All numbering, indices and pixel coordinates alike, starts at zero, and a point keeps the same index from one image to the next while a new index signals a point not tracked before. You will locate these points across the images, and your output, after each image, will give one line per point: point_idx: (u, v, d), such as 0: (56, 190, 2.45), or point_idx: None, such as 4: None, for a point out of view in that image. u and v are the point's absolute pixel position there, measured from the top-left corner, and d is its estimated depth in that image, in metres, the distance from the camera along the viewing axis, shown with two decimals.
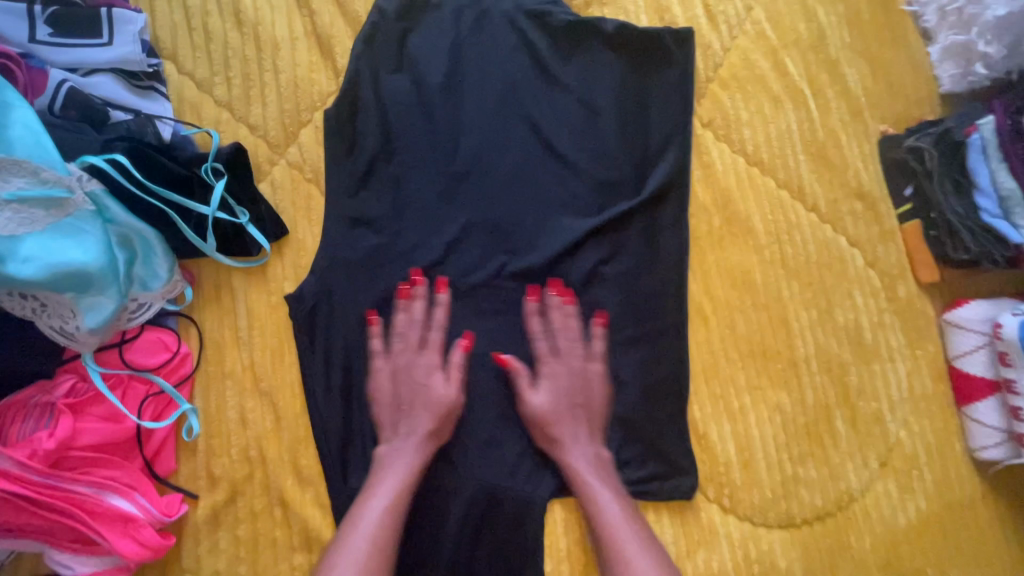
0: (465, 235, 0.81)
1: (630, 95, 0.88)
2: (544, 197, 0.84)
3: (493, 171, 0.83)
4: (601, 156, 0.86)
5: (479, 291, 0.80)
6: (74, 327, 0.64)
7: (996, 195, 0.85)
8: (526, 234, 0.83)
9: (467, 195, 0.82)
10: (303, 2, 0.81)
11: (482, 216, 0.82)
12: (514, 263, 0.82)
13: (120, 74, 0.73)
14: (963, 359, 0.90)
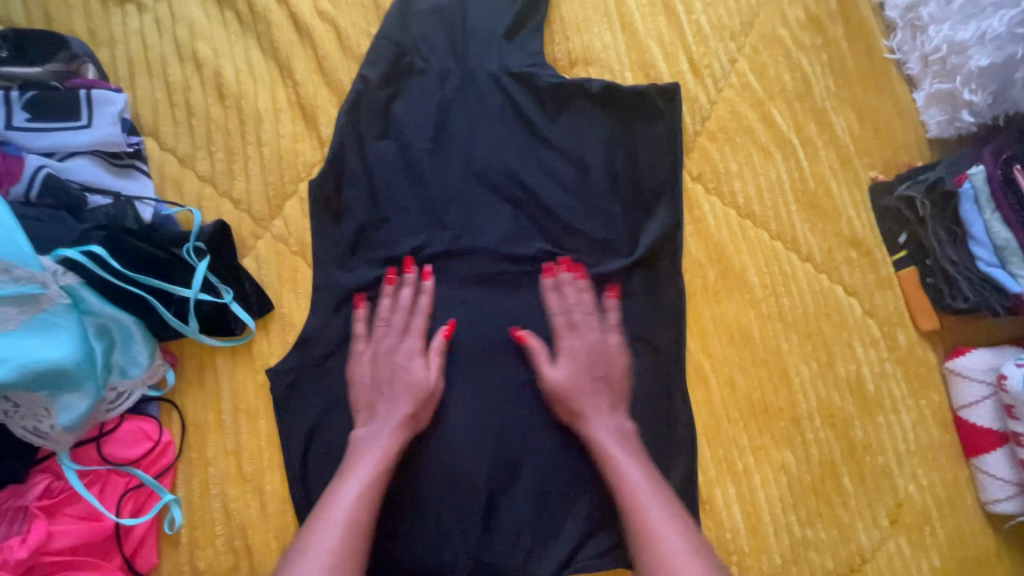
0: (452, 304, 0.79)
1: (619, 154, 0.86)
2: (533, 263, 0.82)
3: (483, 237, 0.81)
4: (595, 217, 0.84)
5: (466, 363, 0.78)
6: (48, 426, 0.61)
7: (992, 245, 0.83)
8: (520, 303, 0.80)
9: (458, 264, 0.80)
10: (286, 73, 0.81)
11: (470, 285, 0.80)
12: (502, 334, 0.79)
13: (99, 156, 0.71)
14: (969, 409, 0.88)
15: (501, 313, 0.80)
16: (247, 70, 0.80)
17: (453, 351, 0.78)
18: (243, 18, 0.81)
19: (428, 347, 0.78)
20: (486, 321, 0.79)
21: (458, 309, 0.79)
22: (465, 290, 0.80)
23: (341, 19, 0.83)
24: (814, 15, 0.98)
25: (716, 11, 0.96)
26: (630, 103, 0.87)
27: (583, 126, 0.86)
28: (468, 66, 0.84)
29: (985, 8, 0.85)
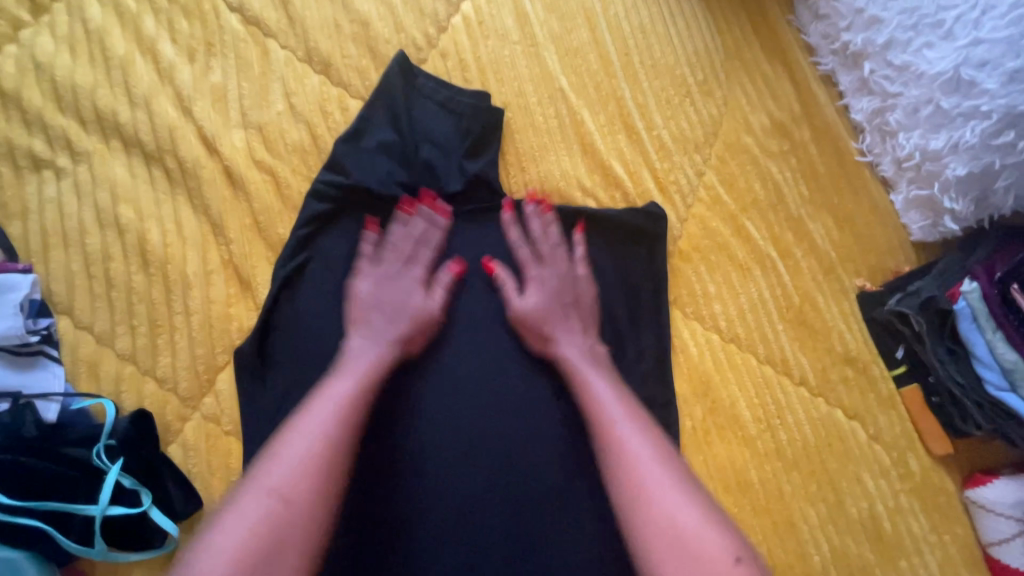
0: (406, 458, 0.70)
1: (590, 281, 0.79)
2: (500, 402, 0.72)
3: (469, 396, 0.72)
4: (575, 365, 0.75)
5: (418, 514, 0.69)
6: None
7: (999, 367, 0.76)
8: (511, 480, 0.70)
9: (438, 436, 0.71)
10: (218, 230, 0.74)
11: (427, 434, 0.71)
12: (462, 483, 0.70)
13: (1, 351, 0.64)
14: (1000, 547, 0.78)
15: (488, 490, 0.70)
16: (174, 231, 0.73)
17: (434, 540, 0.68)
18: (171, 174, 0.75)
19: (411, 524, 0.68)
20: (473, 501, 0.69)
21: (442, 489, 0.69)
22: (448, 465, 0.70)
23: (279, 167, 0.78)
24: (778, 121, 0.95)
25: (678, 124, 0.92)
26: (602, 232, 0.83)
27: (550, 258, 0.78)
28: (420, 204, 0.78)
29: (954, 118, 0.79)
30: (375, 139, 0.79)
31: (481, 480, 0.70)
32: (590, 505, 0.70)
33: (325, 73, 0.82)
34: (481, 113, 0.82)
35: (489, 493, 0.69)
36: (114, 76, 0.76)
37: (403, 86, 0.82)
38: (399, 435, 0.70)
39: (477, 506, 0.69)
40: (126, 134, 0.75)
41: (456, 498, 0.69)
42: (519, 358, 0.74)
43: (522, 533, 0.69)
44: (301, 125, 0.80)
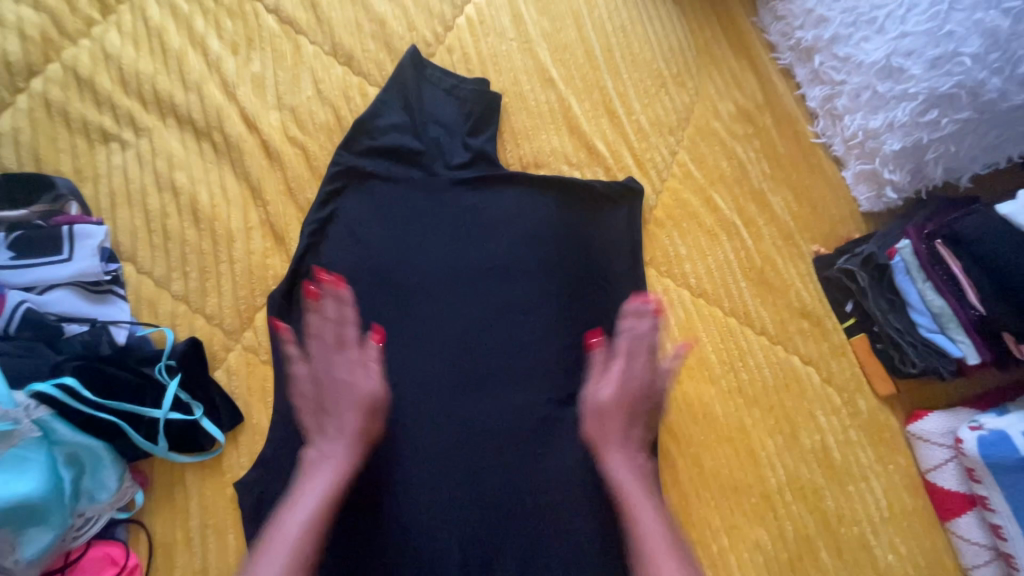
0: (412, 389, 0.84)
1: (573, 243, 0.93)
2: (493, 345, 0.87)
3: (467, 339, 0.87)
4: (558, 319, 0.90)
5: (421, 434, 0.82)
6: (12, 561, 0.61)
7: (929, 312, 0.88)
8: (506, 413, 0.84)
9: (439, 372, 0.85)
10: (257, 194, 0.87)
11: (430, 370, 0.85)
12: (459, 410, 0.84)
13: (76, 286, 0.76)
14: (935, 472, 0.89)
15: (487, 419, 0.84)
16: (221, 194, 0.86)
17: (440, 457, 0.81)
18: (218, 147, 0.89)
19: (414, 444, 0.82)
20: (473, 428, 0.83)
21: (447, 417, 0.83)
22: (453, 398, 0.84)
23: (309, 143, 0.91)
24: (743, 108, 1.08)
25: (654, 110, 1.05)
26: (588, 203, 0.96)
27: (542, 227, 0.93)
28: (433, 176, 0.91)
29: (889, 100, 0.91)
30: (390, 119, 0.92)
31: (475, 408, 0.84)
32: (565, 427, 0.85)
33: (347, 65, 0.96)
34: (481, 97, 0.95)
35: (487, 422, 0.83)
36: (171, 66, 0.90)
37: (413, 74, 0.95)
38: (408, 369, 0.84)
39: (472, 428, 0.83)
40: (180, 114, 0.89)
41: (454, 421, 0.83)
42: (510, 309, 0.89)
43: (509, 459, 0.83)
44: (328, 108, 0.93)
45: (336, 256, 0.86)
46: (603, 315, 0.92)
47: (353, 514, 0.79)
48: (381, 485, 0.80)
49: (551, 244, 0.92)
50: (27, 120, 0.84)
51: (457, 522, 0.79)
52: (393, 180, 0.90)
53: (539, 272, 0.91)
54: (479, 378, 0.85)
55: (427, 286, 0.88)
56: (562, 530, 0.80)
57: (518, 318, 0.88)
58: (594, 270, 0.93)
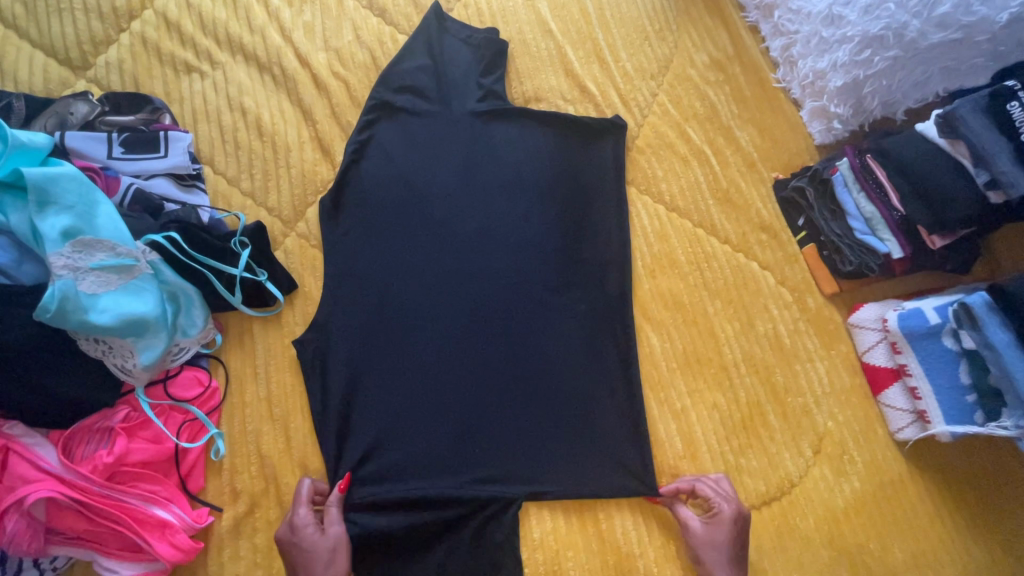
0: (432, 279, 0.99)
1: (569, 167, 1.08)
2: (501, 249, 1.02)
3: (480, 243, 1.02)
4: (555, 225, 1.05)
5: (437, 311, 0.97)
6: (132, 364, 0.81)
7: (863, 218, 1.05)
8: (510, 300, 1.00)
9: (454, 268, 1.00)
10: (309, 116, 1.08)
11: (449, 267, 1.00)
12: (472, 297, 0.99)
13: (171, 177, 0.96)
14: (869, 353, 1.05)
15: (495, 305, 0.99)
16: (280, 115, 1.07)
17: (455, 333, 0.97)
18: (277, 79, 1.09)
19: (433, 323, 0.97)
20: (483, 312, 0.98)
21: (461, 302, 0.98)
22: (466, 288, 0.99)
23: (349, 77, 1.11)
24: (716, 58, 1.26)
25: (638, 59, 1.24)
26: (582, 134, 1.10)
27: (543, 153, 1.08)
28: (452, 108, 1.07)
29: (832, 44, 1.09)
30: (413, 62, 1.08)
31: (484, 295, 0.99)
32: (559, 313, 1.00)
33: (381, 16, 1.15)
34: (492, 44, 1.11)
35: (494, 308, 0.99)
36: (240, 14, 1.11)
37: (436, 27, 1.11)
38: (429, 263, 0.99)
39: (481, 311, 0.98)
40: (247, 52, 1.09)
41: (467, 305, 0.98)
42: (515, 220, 1.04)
43: (514, 342, 0.98)
44: (365, 50, 1.13)
45: (372, 172, 1.03)
46: (594, 222, 1.06)
47: (379, 370, 0.93)
48: (403, 348, 0.95)
49: (552, 167, 1.07)
50: (129, 54, 1.05)
51: (468, 384, 0.95)
52: (418, 111, 1.06)
53: (540, 190, 1.06)
54: (489, 274, 1.00)
55: (445, 196, 1.03)
56: (555, 392, 0.96)
57: (522, 226, 1.04)
58: (586, 187, 1.08)
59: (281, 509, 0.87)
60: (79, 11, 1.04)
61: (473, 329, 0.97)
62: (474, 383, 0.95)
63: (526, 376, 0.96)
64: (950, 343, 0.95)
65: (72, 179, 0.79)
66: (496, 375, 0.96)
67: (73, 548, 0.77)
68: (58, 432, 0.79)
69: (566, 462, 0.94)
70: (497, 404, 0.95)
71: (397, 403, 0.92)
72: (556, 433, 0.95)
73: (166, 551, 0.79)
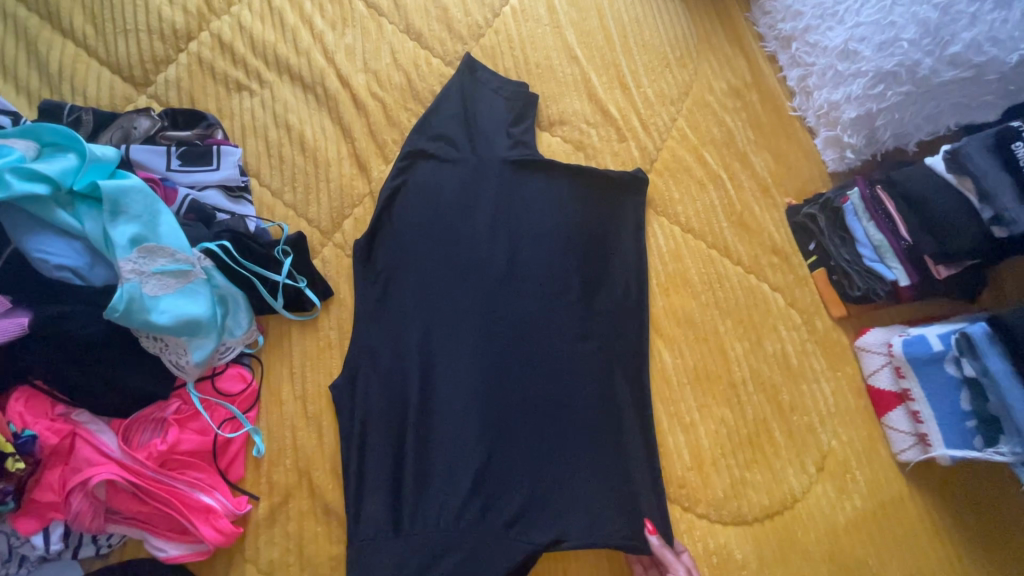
0: (458, 319, 1.03)
1: (592, 216, 1.13)
2: (524, 295, 1.07)
3: (505, 291, 1.07)
4: (574, 269, 1.10)
5: (462, 347, 1.02)
6: (185, 360, 0.88)
7: (872, 245, 1.09)
8: (530, 343, 1.04)
9: (480, 314, 1.04)
10: (347, 134, 1.15)
11: (474, 310, 1.04)
12: (495, 340, 1.03)
13: (222, 189, 1.04)
14: (874, 376, 1.10)
15: (517, 346, 1.04)
16: (321, 132, 1.15)
17: (477, 373, 1.01)
18: (319, 98, 1.17)
19: (458, 364, 1.01)
20: (503, 353, 1.03)
21: (482, 343, 1.03)
22: (488, 329, 1.04)
23: (386, 98, 1.18)
24: (734, 85, 1.31)
25: (659, 84, 1.29)
26: (603, 188, 1.15)
27: (566, 203, 1.13)
28: (482, 157, 1.13)
29: (847, 78, 1.14)
30: (447, 111, 1.15)
31: (506, 337, 1.04)
32: (579, 353, 1.04)
33: (417, 40, 1.23)
34: (522, 96, 1.18)
35: (515, 348, 1.04)
36: (287, 36, 1.19)
37: (470, 78, 1.18)
38: (456, 306, 1.04)
39: (503, 354, 1.03)
40: (294, 72, 1.17)
41: (491, 347, 1.02)
42: (538, 270, 1.09)
43: (535, 387, 1.02)
44: (402, 72, 1.20)
45: (405, 215, 1.09)
46: (613, 246, 1.13)
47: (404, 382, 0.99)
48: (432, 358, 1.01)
49: (576, 216, 1.13)
50: (186, 72, 1.14)
51: (488, 427, 0.98)
52: (451, 159, 1.13)
53: (564, 238, 1.11)
54: (513, 320, 1.05)
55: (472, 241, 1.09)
56: (572, 432, 1.00)
57: (543, 272, 1.09)
58: (605, 237, 1.13)
59: (313, 500, 0.93)
60: (142, 32, 1.13)
61: (496, 368, 1.01)
62: (495, 422, 0.98)
63: (546, 420, 1.00)
64: (952, 370, 0.98)
65: (139, 192, 0.88)
66: (518, 416, 1.00)
67: (127, 527, 0.84)
68: (119, 420, 0.86)
69: (581, 516, 0.96)
70: (516, 449, 0.98)
71: (423, 422, 0.97)
72: (572, 476, 0.98)
73: (210, 534, 0.85)
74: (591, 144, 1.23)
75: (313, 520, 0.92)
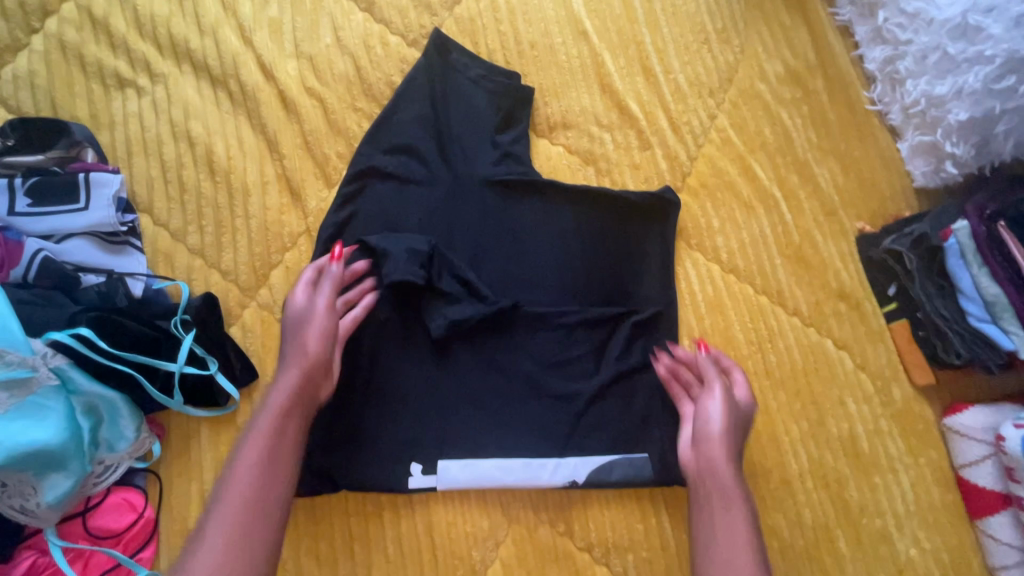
0: (425, 407, 0.78)
1: (607, 254, 0.85)
2: (513, 369, 0.80)
3: (490, 364, 0.80)
4: (580, 333, 0.82)
5: (427, 445, 0.77)
6: (34, 503, 0.62)
7: (982, 300, 0.81)
8: (519, 434, 0.79)
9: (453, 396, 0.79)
10: (274, 147, 0.85)
11: (445, 394, 0.79)
12: (473, 433, 0.78)
13: (94, 236, 0.75)
14: (969, 468, 0.84)
15: (505, 440, 0.78)
16: (237, 146, 0.84)
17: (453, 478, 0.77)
18: (234, 96, 0.85)
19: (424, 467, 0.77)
20: (487, 449, 0.78)
21: (458, 436, 0.78)
22: (467, 416, 0.79)
23: (326, 94, 0.87)
24: (793, 68, 0.99)
25: (695, 69, 0.97)
26: (618, 219, 0.86)
27: (570, 240, 0.85)
28: (459, 176, 0.84)
29: (960, 63, 0.83)
30: (410, 114, 0.85)
31: (486, 427, 0.79)
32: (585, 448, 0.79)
33: (369, 11, 0.90)
34: (511, 92, 0.87)
35: (502, 444, 0.78)
36: (187, 8, 0.86)
37: (440, 65, 0.87)
38: (421, 389, 0.79)
39: (485, 452, 0.78)
40: (196, 60, 0.85)
41: (467, 442, 0.78)
42: (532, 334, 0.81)
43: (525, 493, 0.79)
44: (347, 57, 0.88)
45: (352, 261, 0.80)
46: (635, 298, 0.85)
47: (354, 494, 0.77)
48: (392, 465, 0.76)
49: (585, 257, 0.84)
50: (44, 63, 0.82)
51: (462, 547, 0.77)
52: (416, 179, 0.83)
53: (567, 289, 0.83)
54: (500, 405, 0.79)
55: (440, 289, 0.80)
56: (567, 549, 0.78)
57: (537, 335, 0.81)
58: (620, 284, 0.85)
59: None
60: None
61: (473, 473, 0.77)
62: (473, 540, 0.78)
63: (537, 536, 0.78)
64: None
65: None
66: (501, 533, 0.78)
67: None
68: None
69: None
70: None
71: (380, 546, 0.77)
72: None
73: None
74: (604, 154, 0.92)
75: None
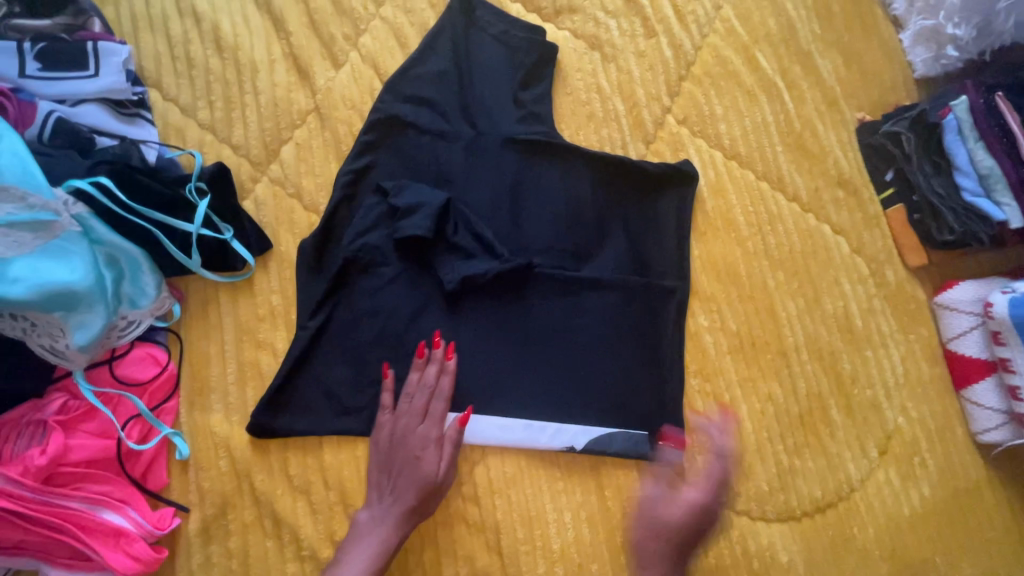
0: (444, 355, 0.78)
1: (626, 217, 0.85)
2: (531, 321, 0.80)
3: (508, 292, 0.81)
4: (594, 282, 0.82)
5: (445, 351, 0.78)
6: (64, 344, 0.66)
7: (976, 174, 0.85)
8: (537, 380, 0.79)
9: (473, 345, 0.79)
10: (280, 25, 0.85)
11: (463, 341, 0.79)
12: (493, 373, 0.79)
13: (106, 104, 0.76)
14: (957, 340, 0.88)
15: (516, 401, 0.79)
16: (242, 24, 0.84)
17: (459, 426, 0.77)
18: None
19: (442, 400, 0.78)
20: (506, 400, 0.79)
21: (476, 382, 0.79)
22: (482, 374, 0.79)
23: None
24: None
25: None
26: (638, 188, 0.85)
27: (586, 206, 0.84)
28: (480, 133, 0.83)
29: None
30: (431, 66, 0.83)
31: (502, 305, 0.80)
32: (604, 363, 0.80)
33: None
34: (535, 47, 0.86)
35: (520, 390, 0.79)
36: None
37: (463, 20, 0.85)
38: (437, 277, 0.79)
39: (504, 373, 0.79)
40: None
41: (488, 342, 0.79)
42: (550, 283, 0.81)
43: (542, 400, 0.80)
44: None
45: (366, 211, 0.79)
46: (651, 251, 0.84)
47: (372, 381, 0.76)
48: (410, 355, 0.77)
49: (602, 222, 0.84)
50: None
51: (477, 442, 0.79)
52: (435, 130, 0.82)
53: (584, 249, 0.83)
54: (519, 348, 0.80)
55: (455, 243, 0.79)
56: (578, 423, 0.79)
57: (552, 309, 0.81)
58: (636, 249, 0.84)
59: (257, 508, 0.74)
60: None
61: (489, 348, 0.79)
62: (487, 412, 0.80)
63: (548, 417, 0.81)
64: None
65: None
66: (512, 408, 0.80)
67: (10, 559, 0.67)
68: None
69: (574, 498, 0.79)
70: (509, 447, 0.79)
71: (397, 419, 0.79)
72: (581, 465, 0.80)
73: (123, 563, 0.68)
74: (610, 41, 0.93)
75: (260, 532, 0.73)
